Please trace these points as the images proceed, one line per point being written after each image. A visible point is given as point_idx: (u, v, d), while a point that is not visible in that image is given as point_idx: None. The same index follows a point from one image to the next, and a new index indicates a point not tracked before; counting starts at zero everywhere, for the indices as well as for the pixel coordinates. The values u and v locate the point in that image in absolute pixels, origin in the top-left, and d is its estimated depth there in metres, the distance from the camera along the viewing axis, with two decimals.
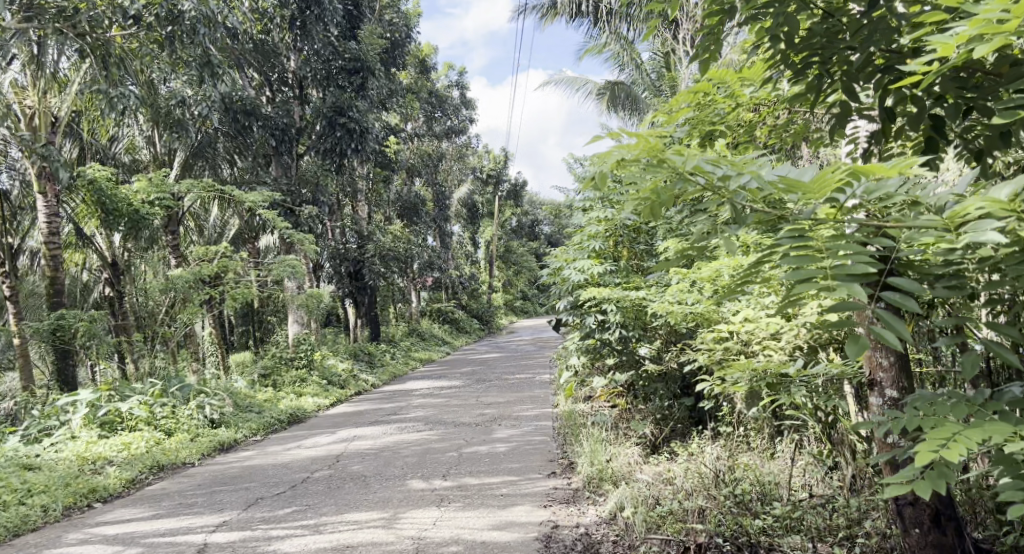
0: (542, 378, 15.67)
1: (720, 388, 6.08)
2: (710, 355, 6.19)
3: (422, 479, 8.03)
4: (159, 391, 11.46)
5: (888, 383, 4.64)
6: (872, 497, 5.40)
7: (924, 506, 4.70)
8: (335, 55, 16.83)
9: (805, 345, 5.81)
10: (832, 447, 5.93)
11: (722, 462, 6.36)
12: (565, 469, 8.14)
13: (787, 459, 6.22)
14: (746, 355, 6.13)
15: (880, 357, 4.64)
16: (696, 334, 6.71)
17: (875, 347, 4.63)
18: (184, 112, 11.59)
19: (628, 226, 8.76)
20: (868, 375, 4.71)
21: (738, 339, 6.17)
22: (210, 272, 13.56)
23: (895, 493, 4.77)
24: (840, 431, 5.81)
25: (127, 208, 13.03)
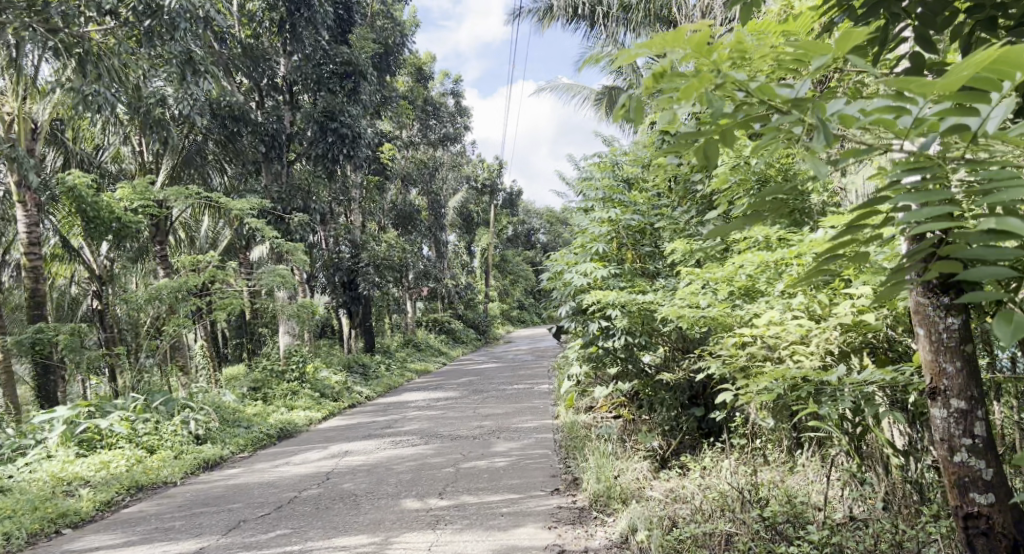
0: (541, 389, 15.16)
1: (745, 397, 5.55)
2: (735, 361, 5.71)
3: (416, 499, 7.53)
4: (142, 406, 10.97)
5: (954, 391, 4.01)
6: (927, 523, 4.89)
7: (1000, 537, 3.98)
8: (327, 58, 16.24)
9: (838, 349, 5.35)
10: (862, 462, 5.49)
11: (743, 478, 5.91)
12: (568, 485, 7.66)
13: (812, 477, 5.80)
14: (772, 360, 5.64)
15: (944, 361, 4.02)
16: (710, 339, 6.21)
17: (939, 349, 4.01)
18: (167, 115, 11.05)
19: (632, 225, 8.30)
20: (929, 383, 4.08)
21: (764, 344, 5.68)
22: (197, 282, 13.05)
23: (964, 521, 4.04)
24: (872, 445, 5.37)
25: (108, 215, 12.35)
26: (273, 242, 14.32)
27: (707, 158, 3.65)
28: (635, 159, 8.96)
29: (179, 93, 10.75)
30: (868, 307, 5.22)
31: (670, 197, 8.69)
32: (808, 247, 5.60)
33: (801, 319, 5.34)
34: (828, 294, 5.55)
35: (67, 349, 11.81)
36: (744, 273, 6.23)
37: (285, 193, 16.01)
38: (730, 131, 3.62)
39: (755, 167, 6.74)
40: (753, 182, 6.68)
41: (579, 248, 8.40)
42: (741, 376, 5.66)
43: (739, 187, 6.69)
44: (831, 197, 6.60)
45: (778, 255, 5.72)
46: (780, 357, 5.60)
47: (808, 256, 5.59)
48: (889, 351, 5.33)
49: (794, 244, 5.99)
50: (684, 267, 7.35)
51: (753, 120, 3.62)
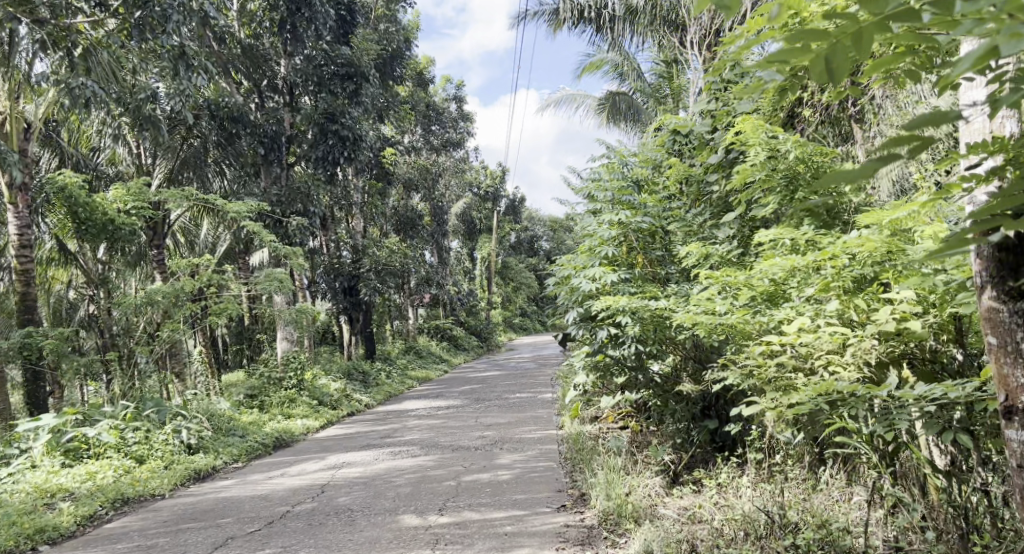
0: (544, 398, 14.75)
1: (773, 412, 5.19)
2: (762, 372, 5.39)
3: (415, 514, 7.15)
4: (133, 414, 10.58)
5: None
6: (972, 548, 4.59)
7: None
8: (328, 59, 15.75)
9: (874, 360, 5.05)
10: (893, 480, 5.18)
11: (767, 501, 5.61)
12: (576, 501, 7.28)
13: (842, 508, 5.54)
14: (801, 373, 5.33)
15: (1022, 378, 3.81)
16: (731, 348, 5.88)
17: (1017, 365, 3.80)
18: (159, 111, 10.65)
19: (644, 228, 7.88)
20: (1005, 402, 3.87)
21: (793, 353, 5.36)
22: (192, 287, 12.62)
23: None
24: (906, 462, 5.03)
25: (102, 216, 11.85)
26: (271, 246, 13.93)
27: (832, 70, 3.41)
28: (645, 160, 8.53)
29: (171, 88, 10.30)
30: (910, 314, 5.01)
31: (682, 198, 8.27)
32: (843, 249, 5.27)
33: (836, 328, 5.08)
34: (865, 300, 5.27)
35: (56, 354, 11.42)
36: (769, 278, 5.89)
37: (284, 197, 15.57)
38: (865, 36, 3.37)
39: (784, 163, 6.27)
40: (779, 181, 6.29)
41: (587, 252, 8.00)
42: (771, 389, 5.34)
43: (764, 187, 6.31)
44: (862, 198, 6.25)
45: (810, 258, 5.36)
46: (811, 367, 5.30)
47: (843, 258, 5.28)
48: (930, 364, 5.08)
49: (825, 245, 5.62)
50: (699, 272, 6.99)
51: (896, 19, 3.33)
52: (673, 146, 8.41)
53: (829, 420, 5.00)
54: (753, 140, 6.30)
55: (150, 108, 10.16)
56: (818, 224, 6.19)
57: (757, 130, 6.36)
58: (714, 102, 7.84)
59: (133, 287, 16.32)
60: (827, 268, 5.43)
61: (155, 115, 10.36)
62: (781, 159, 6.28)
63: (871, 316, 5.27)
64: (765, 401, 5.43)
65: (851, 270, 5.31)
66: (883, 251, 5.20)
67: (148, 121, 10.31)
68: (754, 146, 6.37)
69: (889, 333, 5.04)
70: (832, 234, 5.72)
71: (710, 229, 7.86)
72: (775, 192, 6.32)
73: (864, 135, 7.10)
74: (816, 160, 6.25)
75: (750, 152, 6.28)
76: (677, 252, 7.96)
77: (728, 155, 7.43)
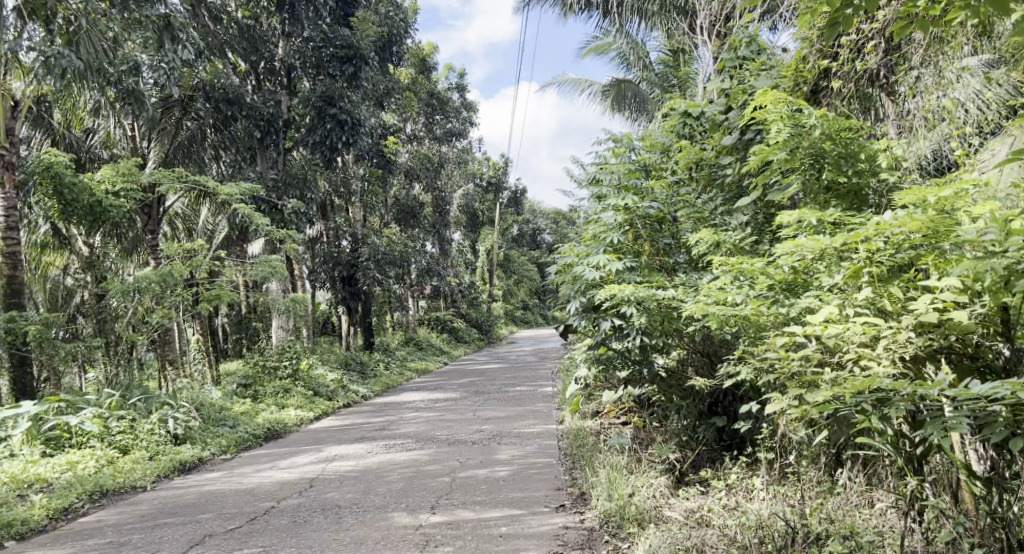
0: (545, 391, 14.34)
1: (797, 413, 4.84)
2: (786, 367, 5.04)
3: (406, 512, 6.79)
4: (118, 402, 10.17)
5: None
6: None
7: None
8: (326, 40, 15.37)
9: (910, 356, 4.74)
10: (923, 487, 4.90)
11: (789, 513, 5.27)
12: (576, 501, 6.89)
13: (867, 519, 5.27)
14: (827, 368, 5.01)
15: None
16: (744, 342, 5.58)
17: None
18: (143, 84, 10.17)
19: (654, 213, 7.47)
20: None
21: (819, 347, 5.02)
22: (182, 271, 12.11)
23: None
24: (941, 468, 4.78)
25: (88, 197, 11.31)
26: (264, 231, 13.49)
27: None
28: (653, 143, 8.08)
29: (156, 61, 9.97)
30: (954, 304, 4.71)
31: (694, 183, 7.86)
32: (877, 231, 4.93)
33: (870, 320, 4.77)
34: (900, 288, 4.96)
35: (40, 340, 10.98)
36: (788, 267, 5.57)
37: (280, 181, 15.07)
38: None
39: (809, 141, 5.88)
40: (801, 160, 5.93)
41: (590, 239, 7.57)
42: (794, 386, 5.00)
43: (787, 166, 5.94)
44: (895, 178, 5.89)
45: (840, 240, 5.02)
46: (838, 362, 4.98)
47: (876, 242, 4.94)
48: (971, 359, 4.77)
49: (855, 227, 5.27)
50: (711, 258, 6.61)
51: None
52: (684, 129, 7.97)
53: (859, 421, 4.64)
54: (775, 114, 5.95)
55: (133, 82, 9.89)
56: (844, 207, 5.90)
57: (780, 100, 5.98)
58: (730, 80, 7.33)
59: (128, 274, 15.91)
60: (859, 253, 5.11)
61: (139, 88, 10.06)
62: (808, 135, 5.90)
63: (904, 305, 4.96)
64: (786, 400, 5.09)
65: (884, 255, 5.00)
66: (920, 233, 4.87)
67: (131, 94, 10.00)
68: (778, 120, 5.98)
69: (926, 323, 4.77)
70: (861, 216, 5.37)
71: (722, 215, 7.48)
72: (799, 172, 5.96)
73: (896, 110, 6.64)
74: (844, 136, 5.88)
75: (774, 128, 5.87)
76: (686, 238, 7.55)
77: (744, 136, 6.99)
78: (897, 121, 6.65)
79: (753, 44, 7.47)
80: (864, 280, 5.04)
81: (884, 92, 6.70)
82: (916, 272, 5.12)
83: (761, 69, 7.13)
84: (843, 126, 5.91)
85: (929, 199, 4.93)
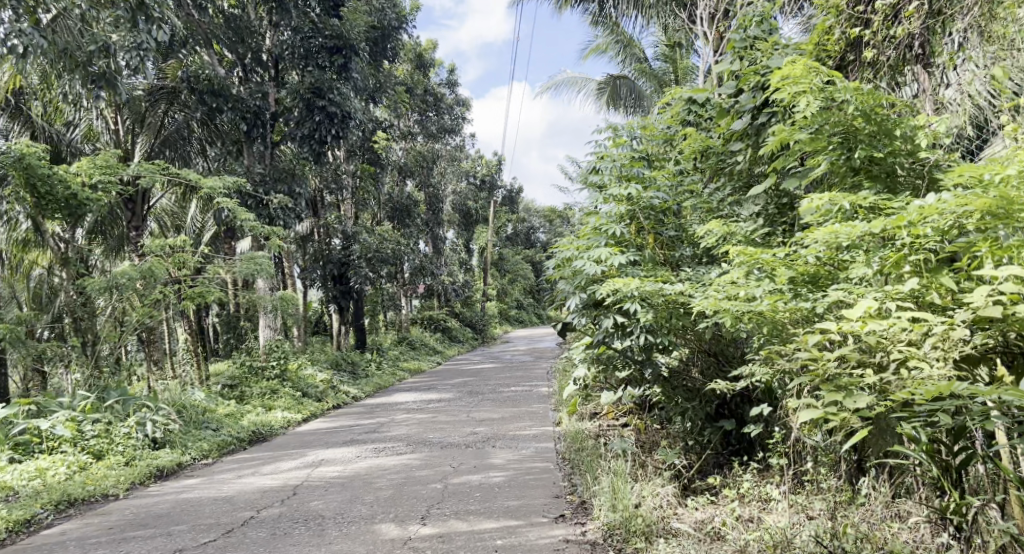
0: (541, 392, 13.85)
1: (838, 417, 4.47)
2: (820, 367, 4.67)
3: (393, 523, 6.35)
4: (92, 405, 9.71)
5: None
6: None
7: None
8: (315, 30, 14.85)
9: (962, 352, 4.41)
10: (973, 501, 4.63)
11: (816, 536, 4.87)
12: (577, 510, 6.46)
13: (902, 535, 4.95)
14: (866, 369, 4.65)
15: None
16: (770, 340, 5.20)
17: None
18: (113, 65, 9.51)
19: (660, 204, 7.05)
20: None
21: (858, 344, 4.64)
22: (163, 268, 11.50)
23: None
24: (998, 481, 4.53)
25: (65, 190, 10.77)
26: (250, 227, 12.93)
27: None
28: (654, 132, 7.61)
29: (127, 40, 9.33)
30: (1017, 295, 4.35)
31: (699, 172, 7.38)
32: (923, 214, 4.58)
33: (918, 313, 4.41)
34: (950, 277, 4.59)
35: (12, 339, 10.46)
36: (812, 258, 5.26)
37: (268, 176, 14.59)
38: None
39: (838, 117, 5.51)
40: (829, 139, 5.56)
41: (591, 231, 7.13)
42: (827, 390, 4.60)
43: (811, 147, 5.57)
44: (932, 159, 5.48)
45: (881, 225, 4.68)
46: (878, 362, 4.63)
47: (921, 227, 4.59)
48: None
49: (894, 210, 4.96)
50: (725, 250, 6.23)
51: None
52: (688, 117, 7.53)
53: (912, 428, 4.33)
54: (806, 83, 5.57)
55: (105, 63, 8.97)
56: (879, 189, 5.49)
57: (807, 74, 5.60)
58: (739, 62, 6.83)
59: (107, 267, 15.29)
60: (901, 240, 4.78)
61: (113, 72, 9.09)
62: (837, 113, 5.53)
63: (955, 297, 4.64)
64: (819, 403, 4.71)
65: (930, 242, 4.66)
66: (974, 216, 4.51)
67: (103, 78, 9.04)
68: (806, 93, 5.58)
69: (981, 319, 4.42)
70: (900, 199, 5.01)
71: (732, 206, 6.98)
72: (823, 153, 5.58)
73: (933, 84, 6.27)
74: (878, 114, 5.51)
75: (803, 102, 5.49)
76: (693, 231, 7.16)
77: (756, 120, 6.47)
78: (932, 98, 6.26)
79: (765, 23, 6.96)
80: (907, 270, 4.72)
81: (918, 63, 6.30)
82: (969, 259, 4.72)
83: (776, 49, 6.65)
84: (876, 100, 5.51)
85: (987, 177, 4.55)
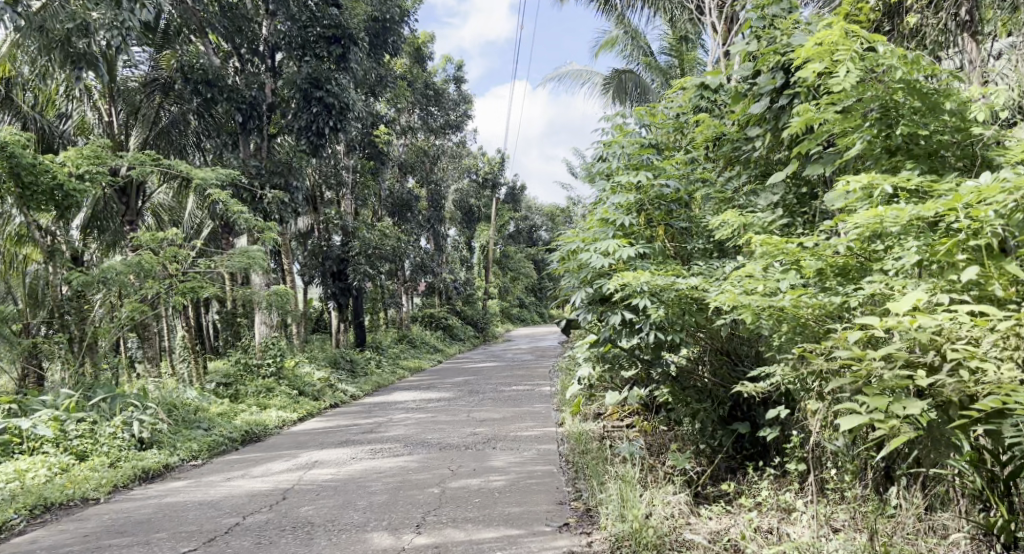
0: (543, 392, 13.44)
1: (887, 429, 4.25)
2: (864, 368, 4.45)
3: (386, 532, 5.98)
4: (77, 403, 9.35)
5: None
6: None
7: None
8: (313, 19, 14.35)
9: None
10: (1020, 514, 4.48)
11: None
12: (581, 518, 6.07)
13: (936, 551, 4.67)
14: (916, 370, 4.41)
15: None
16: (807, 344, 4.84)
17: None
18: (95, 45, 9.22)
19: (671, 195, 6.67)
20: None
21: (908, 341, 4.42)
22: (153, 262, 11.05)
23: None
24: None
25: (49, 180, 10.30)
26: (243, 220, 12.51)
27: None
28: (662, 120, 7.25)
29: (106, 20, 8.93)
30: None
31: (711, 162, 6.99)
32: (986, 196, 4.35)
33: (984, 306, 4.22)
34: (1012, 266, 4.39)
35: None
36: (841, 249, 5.00)
37: (264, 169, 14.11)
38: None
39: (878, 91, 5.21)
40: (871, 116, 5.26)
41: (597, 222, 6.74)
42: (871, 395, 4.36)
43: (841, 125, 5.29)
44: (983, 137, 5.15)
45: (935, 205, 4.47)
46: (930, 362, 4.39)
47: (983, 209, 4.38)
48: None
49: (943, 191, 4.74)
50: (742, 241, 5.87)
51: None
52: (700, 103, 7.08)
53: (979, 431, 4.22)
54: (845, 48, 5.25)
55: (84, 43, 9.07)
56: (922, 170, 5.17)
57: (848, 39, 5.28)
58: (756, 42, 6.39)
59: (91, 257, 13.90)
60: (957, 224, 4.51)
61: (93, 51, 9.24)
62: (877, 87, 5.22)
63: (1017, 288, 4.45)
64: (868, 408, 4.44)
65: (992, 225, 4.41)
66: None
67: (83, 58, 9.18)
68: (845, 60, 5.27)
69: None
70: (947, 183, 4.75)
71: (749, 195, 6.54)
72: (857, 132, 5.28)
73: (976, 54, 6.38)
74: (923, 86, 5.20)
75: (841, 70, 5.18)
76: (704, 220, 6.82)
77: (775, 103, 6.09)
78: (980, 68, 6.39)
79: (784, 2, 6.53)
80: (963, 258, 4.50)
81: (965, 30, 6.47)
82: None
83: (794, 26, 6.17)
84: (913, 75, 5.24)
85: None
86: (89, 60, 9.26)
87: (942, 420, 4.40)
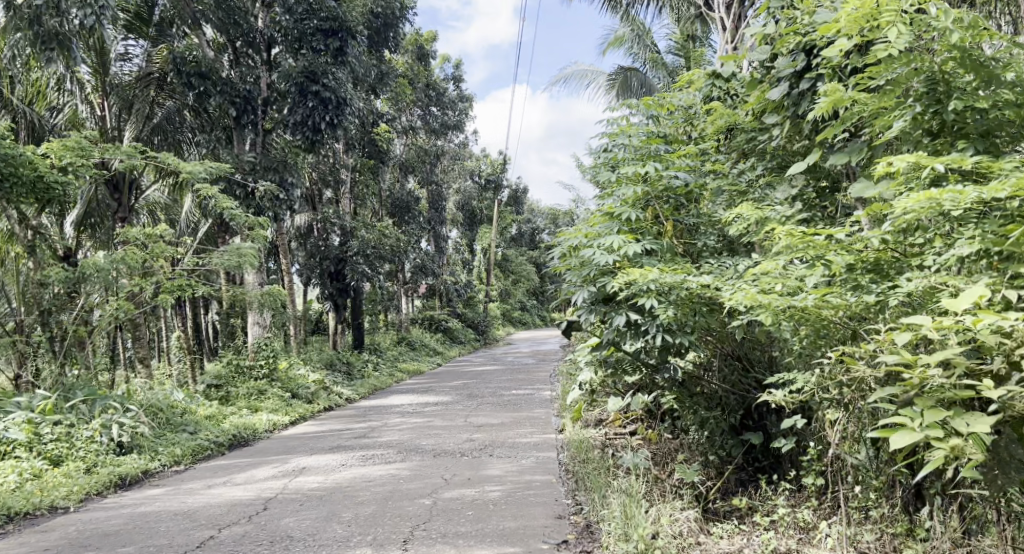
0: (544, 397, 12.99)
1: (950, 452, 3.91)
2: (917, 376, 4.07)
3: (370, 548, 5.55)
4: (53, 406, 8.91)
5: None
6: None
7: None
8: (310, 11, 13.88)
9: None
10: None
11: None
12: (582, 535, 5.65)
13: None
14: (980, 380, 4.07)
15: None
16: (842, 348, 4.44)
17: None
18: (67, 26, 8.80)
19: (678, 190, 6.26)
20: None
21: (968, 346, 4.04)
22: (138, 260, 10.54)
23: None
24: None
25: (32, 172, 9.63)
26: (235, 216, 12.04)
27: None
28: (670, 111, 6.82)
29: None
30: None
31: (723, 154, 6.57)
32: None
33: None
34: None
35: None
36: (874, 242, 4.65)
37: (258, 164, 13.66)
38: None
39: (924, 69, 4.80)
40: (917, 93, 4.83)
41: (602, 217, 6.28)
42: (930, 408, 3.97)
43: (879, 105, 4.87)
44: None
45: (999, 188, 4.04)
46: (994, 371, 4.04)
47: None
48: None
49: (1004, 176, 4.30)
50: (759, 236, 5.46)
51: None
52: (711, 93, 6.61)
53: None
54: (891, 16, 4.79)
55: (56, 22, 8.65)
56: (977, 152, 4.73)
57: (895, 3, 4.80)
58: (778, 21, 5.95)
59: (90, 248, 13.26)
60: None
61: (67, 31, 8.81)
62: (923, 59, 4.82)
63: None
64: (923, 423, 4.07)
65: None
66: None
67: (56, 39, 8.74)
68: (894, 25, 4.83)
69: None
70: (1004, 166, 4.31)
71: (764, 188, 6.13)
72: (898, 110, 4.88)
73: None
74: (975, 57, 4.75)
75: (892, 36, 4.75)
76: (716, 216, 6.40)
77: (795, 88, 5.67)
78: None
79: None
80: None
81: None
82: None
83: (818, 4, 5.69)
84: (963, 47, 4.78)
85: None
86: (60, 42, 8.77)
87: (1009, 439, 4.05)
